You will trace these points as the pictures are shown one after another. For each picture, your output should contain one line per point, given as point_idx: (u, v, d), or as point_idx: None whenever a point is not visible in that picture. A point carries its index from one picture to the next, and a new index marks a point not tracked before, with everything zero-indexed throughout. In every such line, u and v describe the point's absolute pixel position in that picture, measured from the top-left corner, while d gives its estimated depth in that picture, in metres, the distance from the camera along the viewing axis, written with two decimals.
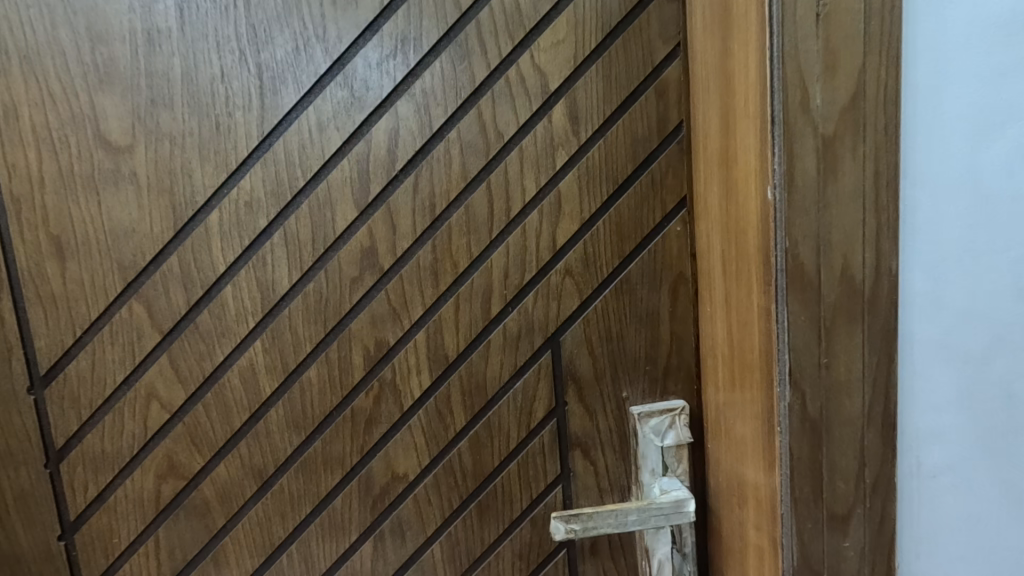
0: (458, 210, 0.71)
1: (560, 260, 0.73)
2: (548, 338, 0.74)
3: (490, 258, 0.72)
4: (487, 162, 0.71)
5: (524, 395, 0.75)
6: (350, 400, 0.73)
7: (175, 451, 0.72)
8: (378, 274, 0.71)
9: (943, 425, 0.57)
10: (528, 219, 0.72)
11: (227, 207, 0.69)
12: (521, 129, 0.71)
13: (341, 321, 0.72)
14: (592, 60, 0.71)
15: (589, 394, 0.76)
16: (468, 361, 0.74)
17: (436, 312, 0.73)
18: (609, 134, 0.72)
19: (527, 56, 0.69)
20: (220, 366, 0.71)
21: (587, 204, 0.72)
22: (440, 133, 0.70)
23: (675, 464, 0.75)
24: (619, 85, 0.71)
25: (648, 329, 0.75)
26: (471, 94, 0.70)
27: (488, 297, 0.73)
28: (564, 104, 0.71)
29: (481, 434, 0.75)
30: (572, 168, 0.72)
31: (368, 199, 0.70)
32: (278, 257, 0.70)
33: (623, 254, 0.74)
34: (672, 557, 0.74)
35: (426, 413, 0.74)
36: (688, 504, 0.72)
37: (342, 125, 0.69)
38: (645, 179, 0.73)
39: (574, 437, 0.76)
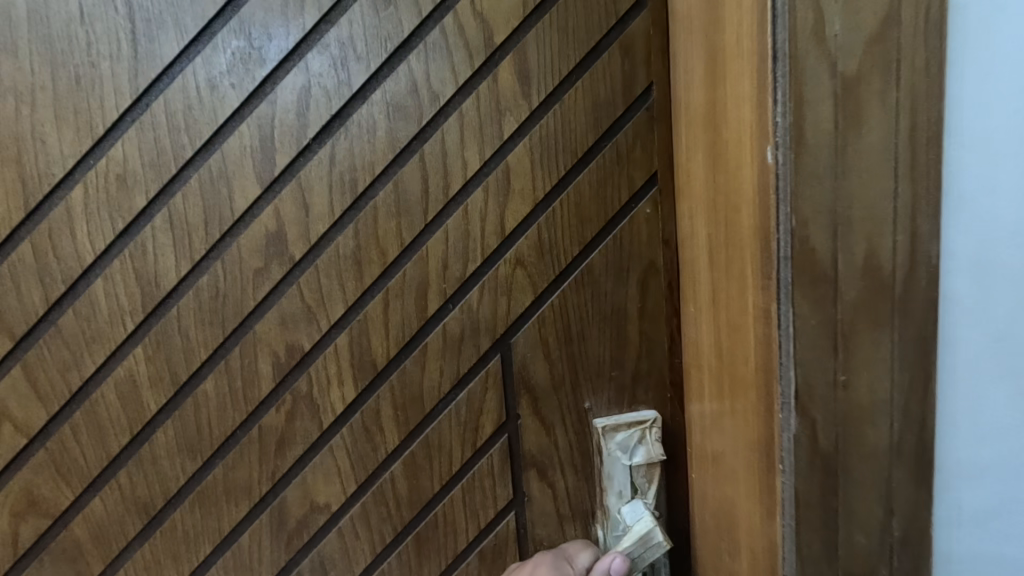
0: (385, 185, 0.58)
1: (509, 248, 0.59)
2: (497, 339, 0.61)
3: (426, 245, 0.59)
4: (420, 130, 0.57)
5: (469, 408, 0.61)
6: (258, 417, 0.60)
7: (36, 483, 0.58)
8: (288, 264, 0.58)
9: (995, 459, 0.44)
10: (470, 199, 0.58)
11: (94, 181, 0.55)
12: (461, 91, 0.57)
13: (245, 321, 0.59)
14: (549, 5, 0.57)
15: (546, 406, 0.62)
16: (400, 368, 0.60)
17: (360, 311, 0.59)
18: (566, 97, 0.58)
19: (466, 2, 0.56)
20: (91, 379, 0.58)
21: (541, 180, 0.58)
22: (362, 93, 0.56)
23: (646, 488, 0.61)
24: (577, 36, 0.57)
25: (614, 328, 0.61)
26: (399, 46, 0.56)
27: (423, 293, 0.59)
28: (513, 62, 0.57)
29: (417, 454, 0.62)
30: (520, 139, 0.58)
31: (273, 173, 0.57)
32: (162, 243, 0.56)
33: (585, 240, 0.60)
34: None
35: (351, 430, 0.61)
36: (657, 534, 0.59)
37: (238, 82, 0.55)
38: (609, 152, 0.59)
39: (529, 456, 0.63)
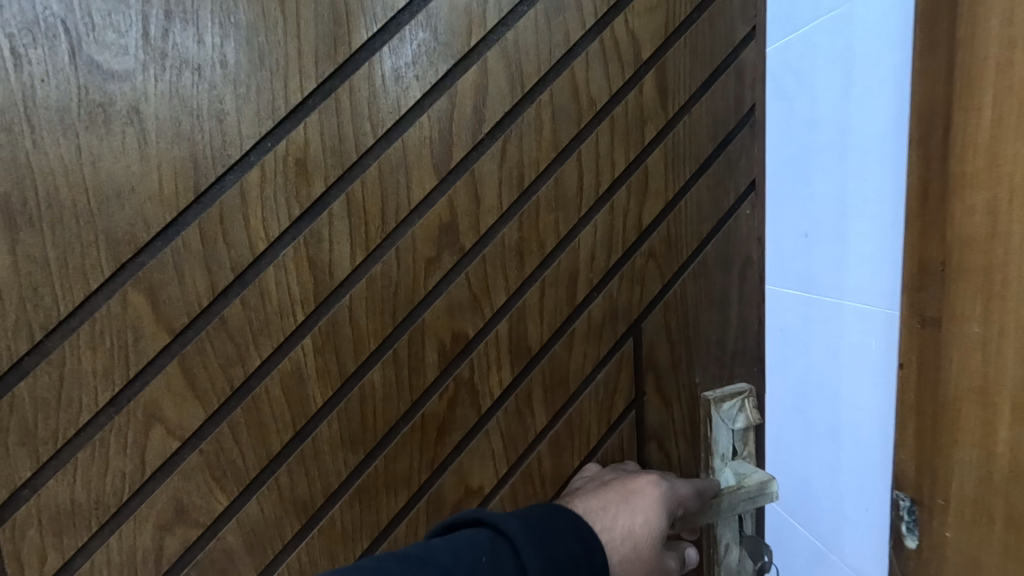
0: (548, 181, 0.63)
1: (644, 241, 0.69)
2: (631, 325, 0.70)
3: (578, 238, 0.65)
4: (579, 131, 0.64)
5: (606, 386, 0.69)
6: (420, 405, 0.61)
7: (187, 491, 0.53)
8: (458, 254, 0.60)
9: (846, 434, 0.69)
10: (615, 196, 0.67)
11: (272, 165, 0.53)
12: (612, 98, 0.65)
13: (414, 310, 0.60)
14: (679, 32, 0.67)
15: (665, 380, 0.72)
16: (552, 354, 0.66)
17: (520, 298, 0.64)
18: (692, 112, 0.69)
19: (621, 20, 0.64)
20: (255, 374, 0.55)
21: (672, 184, 0.69)
22: (531, 94, 0.62)
23: (742, 447, 0.76)
24: (704, 64, 0.68)
25: (718, 312, 0.74)
26: (564, 54, 0.62)
27: (574, 282, 0.66)
28: (654, 76, 0.66)
29: (561, 433, 0.68)
30: (657, 146, 0.68)
31: (450, 165, 0.59)
32: (338, 231, 0.56)
33: (701, 235, 0.71)
34: (736, 540, 0.75)
35: (506, 414, 0.65)
36: (773, 484, 0.72)
37: (423, 73, 0.57)
38: (720, 162, 0.71)
39: (651, 428, 0.73)
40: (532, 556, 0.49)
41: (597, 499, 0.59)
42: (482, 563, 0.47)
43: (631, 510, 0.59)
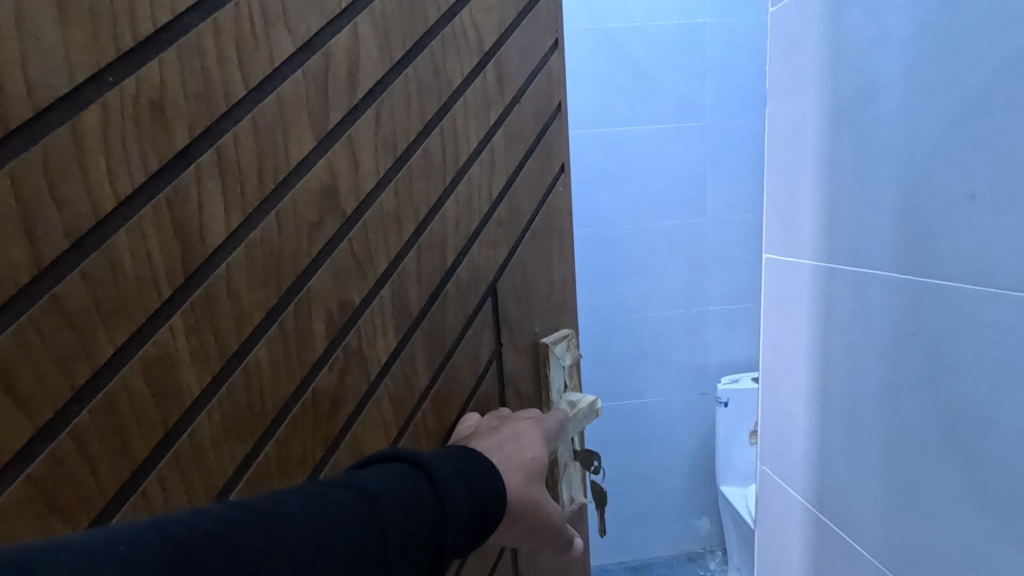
0: (417, 151, 0.67)
1: (495, 209, 0.78)
2: (489, 286, 0.79)
3: (445, 207, 0.71)
4: (440, 107, 0.69)
5: (474, 341, 0.77)
6: (310, 380, 0.58)
7: (10, 534, 0.40)
8: (340, 220, 0.59)
9: (875, 377, 0.86)
10: (471, 170, 0.74)
11: (117, 104, 0.43)
12: (464, 79, 0.72)
13: (299, 279, 0.56)
14: (511, 29, 0.78)
15: (515, 332, 0.84)
16: (430, 316, 0.70)
17: (400, 265, 0.66)
18: (523, 100, 0.81)
19: (467, 11, 0.72)
20: (107, 365, 0.43)
21: (511, 161, 0.80)
22: (399, 65, 0.64)
23: (569, 380, 0.93)
24: (530, 61, 0.81)
25: (545, 272, 0.88)
26: (423, 33, 0.67)
27: (444, 246, 0.71)
28: (494, 64, 0.76)
29: (441, 389, 0.73)
30: (499, 128, 0.78)
31: (328, 126, 0.57)
32: (210, 190, 0.48)
33: (534, 205, 0.85)
34: (570, 455, 0.91)
35: (394, 378, 0.66)
36: (596, 403, 0.91)
37: (295, 26, 0.54)
38: (541, 146, 0.85)
39: (507, 375, 0.84)
40: (445, 477, 0.53)
41: (492, 440, 0.68)
42: (399, 486, 0.50)
43: (522, 443, 0.69)
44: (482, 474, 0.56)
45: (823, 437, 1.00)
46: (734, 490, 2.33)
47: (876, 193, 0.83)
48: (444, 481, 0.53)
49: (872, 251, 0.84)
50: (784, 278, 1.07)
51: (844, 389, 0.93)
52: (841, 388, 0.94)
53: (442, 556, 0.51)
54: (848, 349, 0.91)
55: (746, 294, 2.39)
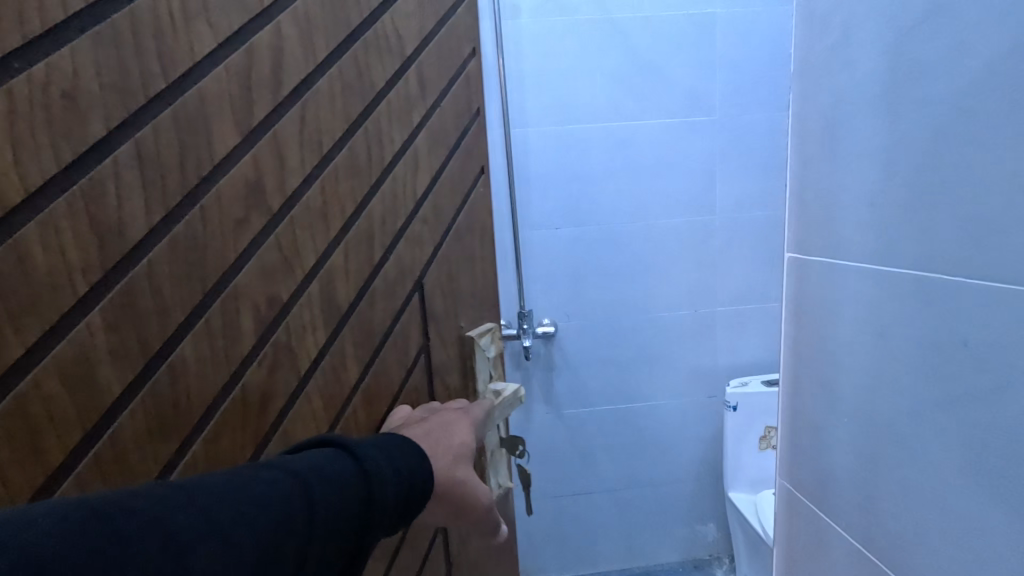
0: (342, 150, 0.68)
1: (419, 208, 0.82)
2: (416, 282, 0.82)
3: (371, 205, 0.73)
4: (364, 108, 0.71)
5: (402, 335, 0.80)
6: (238, 377, 0.57)
7: None
8: (267, 216, 0.59)
9: (885, 391, 0.78)
10: (396, 169, 0.77)
11: (25, 92, 0.41)
12: (387, 81, 0.75)
13: (224, 275, 0.56)
14: (430, 37, 0.83)
15: (442, 327, 0.88)
16: (358, 311, 0.72)
17: (327, 261, 0.67)
18: (442, 105, 0.86)
19: (389, 16, 0.74)
20: (17, 366, 0.41)
21: (433, 163, 0.84)
22: (323, 65, 0.65)
23: (495, 371, 0.99)
24: (448, 68, 0.87)
25: (469, 269, 0.94)
26: (347, 36, 0.68)
27: (370, 244, 0.73)
28: (415, 69, 0.80)
29: (371, 383, 0.75)
30: (421, 130, 0.81)
31: (252, 122, 0.57)
32: (129, 183, 0.47)
33: (456, 205, 0.90)
34: (497, 442, 0.96)
35: (323, 373, 0.67)
36: (521, 391, 0.97)
37: (217, 23, 0.54)
38: (462, 151, 0.91)
39: (435, 368, 0.87)
40: (374, 463, 0.55)
41: (422, 427, 0.71)
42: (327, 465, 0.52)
43: (451, 428, 0.73)
44: (400, 447, 0.60)
45: (824, 456, 0.92)
46: (744, 496, 2.12)
47: (883, 181, 0.74)
48: (363, 449, 0.56)
49: (888, 251, 0.74)
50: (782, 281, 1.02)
51: (844, 402, 0.87)
52: (841, 401, 0.88)
53: (361, 542, 0.52)
54: (854, 360, 0.83)
55: (773, 287, 2.18)
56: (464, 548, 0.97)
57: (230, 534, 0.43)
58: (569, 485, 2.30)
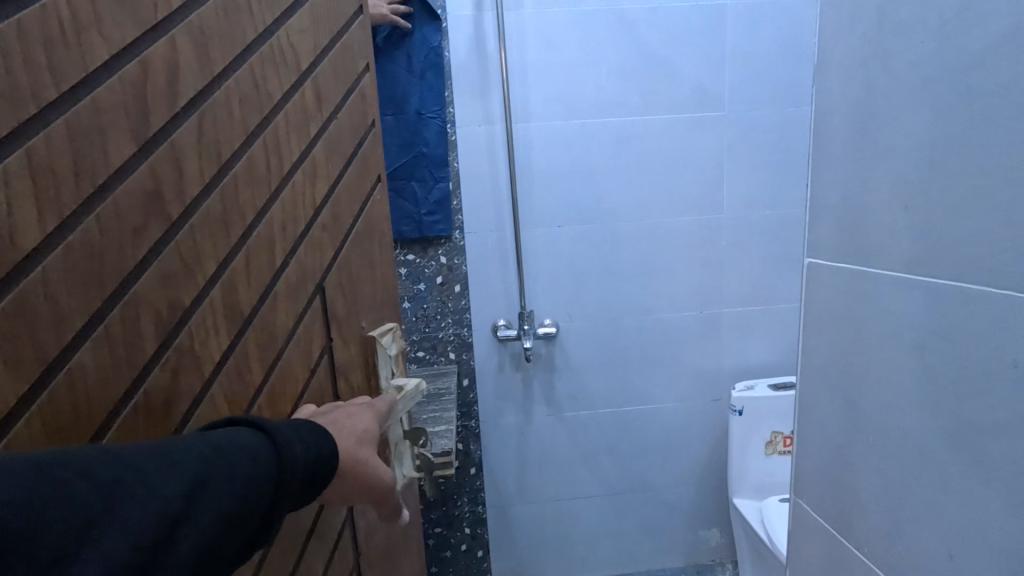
0: (241, 160, 0.71)
1: (317, 216, 0.88)
2: (316, 285, 0.88)
3: (271, 212, 0.76)
4: (261, 120, 0.74)
5: (305, 335, 0.85)
6: (140, 382, 0.57)
7: None
8: (167, 225, 0.59)
9: (906, 390, 0.96)
10: (294, 179, 0.81)
11: None
12: (283, 96, 0.79)
13: (124, 283, 0.55)
14: (321, 56, 0.90)
15: (343, 326, 0.96)
16: (260, 315, 0.75)
17: (227, 267, 0.69)
18: (336, 119, 0.94)
19: (282, 34, 0.79)
20: None
21: (328, 172, 0.91)
22: (219, 78, 0.67)
23: (396, 368, 1.11)
24: (341, 84, 0.96)
25: (367, 272, 1.06)
26: (243, 50, 0.71)
27: (271, 250, 0.76)
28: (310, 85, 0.85)
29: (276, 383, 0.78)
30: (316, 143, 0.87)
31: (149, 132, 0.57)
32: (19, 193, 0.45)
33: (354, 213, 1.01)
34: (401, 436, 1.02)
35: (227, 375, 0.69)
36: (421, 384, 1.04)
37: (110, 34, 0.53)
38: (358, 158, 1.02)
39: (338, 366, 0.94)
40: (285, 437, 0.64)
41: (326, 416, 0.78)
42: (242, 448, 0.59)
43: (358, 415, 0.80)
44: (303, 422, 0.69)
45: (860, 451, 1.09)
46: (747, 502, 3.09)
47: (906, 209, 0.92)
48: (279, 430, 0.64)
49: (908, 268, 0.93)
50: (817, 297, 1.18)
51: (875, 402, 1.04)
52: (871, 400, 1.05)
53: (274, 504, 0.62)
54: (881, 364, 1.01)
55: (760, 280, 3.14)
56: (369, 539, 1.03)
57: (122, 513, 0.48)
58: (536, 450, 3.16)
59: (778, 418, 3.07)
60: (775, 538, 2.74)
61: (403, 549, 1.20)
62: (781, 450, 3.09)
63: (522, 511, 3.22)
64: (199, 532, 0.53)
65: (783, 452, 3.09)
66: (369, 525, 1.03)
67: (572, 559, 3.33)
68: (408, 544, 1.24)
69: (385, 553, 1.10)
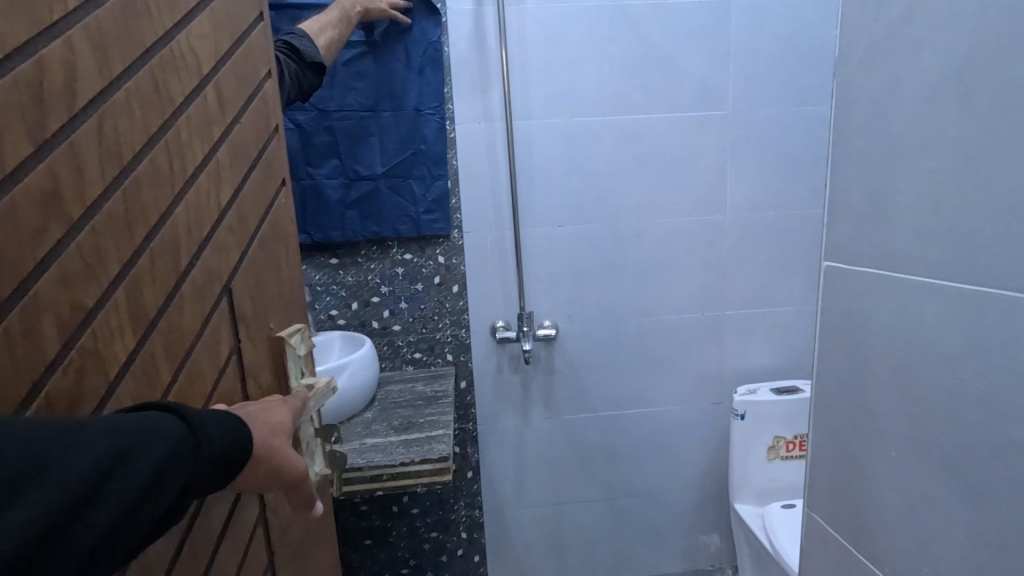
0: (144, 161, 0.69)
1: (224, 216, 0.88)
2: (224, 286, 0.88)
3: (176, 213, 0.75)
4: (164, 122, 0.74)
5: (214, 335, 0.85)
6: (41, 385, 0.55)
7: None
8: (68, 225, 0.58)
9: (931, 397, 0.93)
10: (198, 181, 0.81)
11: None
12: (185, 98, 0.79)
13: (23, 284, 0.53)
14: (225, 59, 0.91)
15: (250, 326, 0.96)
16: (167, 316, 0.73)
17: (133, 267, 0.67)
18: (240, 121, 0.95)
19: (184, 37, 0.78)
20: None
21: (234, 175, 0.91)
22: (120, 79, 0.66)
23: (306, 367, 1.13)
24: (244, 88, 0.97)
25: (274, 273, 1.06)
26: (143, 52, 0.70)
27: (176, 250, 0.76)
28: (213, 87, 0.86)
29: (183, 384, 0.76)
30: (221, 143, 0.88)
31: (45, 133, 0.55)
32: None
33: (260, 214, 1.01)
34: (311, 433, 1.07)
35: (133, 377, 0.66)
36: (333, 381, 1.09)
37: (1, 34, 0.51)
38: (263, 163, 1.03)
39: (246, 366, 0.95)
40: (203, 423, 0.64)
41: (242, 407, 0.77)
42: (156, 433, 0.59)
43: (270, 410, 0.81)
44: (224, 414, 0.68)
45: (879, 456, 1.06)
46: (748, 506, 3.04)
47: (926, 204, 0.91)
48: (198, 417, 0.64)
49: (935, 267, 0.90)
50: (834, 294, 1.15)
51: (894, 405, 1.01)
52: (891, 405, 1.02)
53: (184, 494, 0.61)
54: (903, 367, 0.98)
55: (760, 276, 3.08)
56: (283, 536, 1.03)
57: (31, 496, 0.49)
58: (533, 450, 3.14)
59: (777, 423, 3.01)
60: (777, 542, 2.70)
61: (319, 545, 1.21)
62: (782, 455, 3.03)
63: (517, 515, 3.20)
64: (108, 515, 0.54)
65: (785, 457, 3.04)
66: (284, 522, 1.03)
67: (570, 562, 3.31)
68: (325, 539, 1.25)
69: (299, 550, 1.10)
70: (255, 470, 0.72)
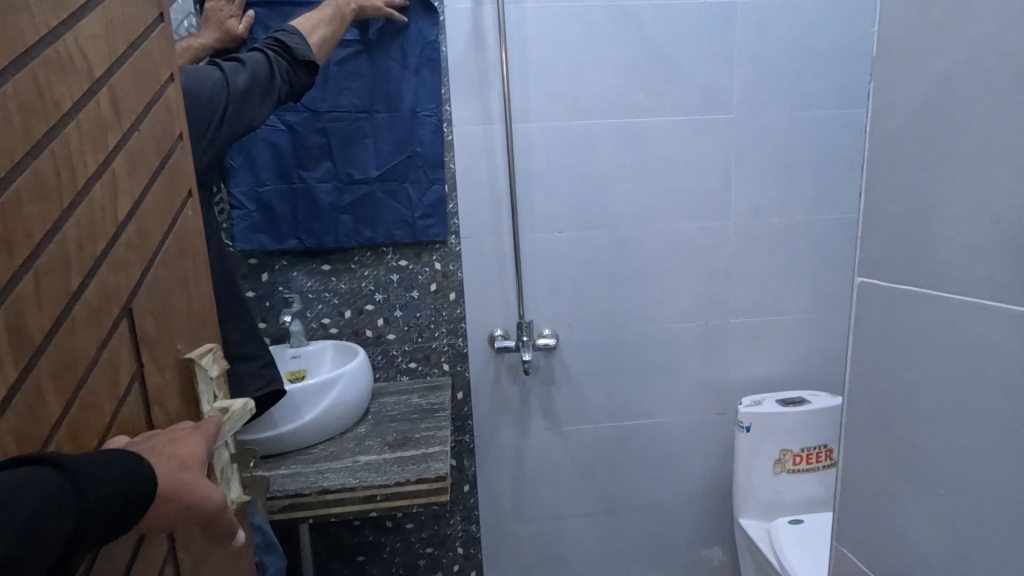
0: (24, 172, 0.62)
1: (124, 230, 0.80)
2: (123, 307, 0.80)
3: (65, 228, 0.67)
4: (48, 129, 0.66)
5: (111, 363, 0.77)
6: None
7: None
8: None
9: (991, 431, 0.83)
10: (92, 193, 0.73)
11: None
12: (76, 103, 0.71)
13: None
14: (121, 61, 0.82)
15: (155, 349, 0.88)
16: (57, 342, 0.66)
17: (11, 291, 0.59)
18: (141, 129, 0.86)
19: (72, 36, 0.70)
20: None
21: (134, 186, 0.83)
22: None
23: (219, 389, 1.05)
24: (145, 92, 0.88)
25: (182, 291, 0.97)
26: (22, 51, 0.62)
27: (67, 269, 0.68)
28: (107, 92, 0.77)
29: (77, 416, 0.69)
30: (119, 152, 0.79)
31: None
32: None
33: (165, 227, 0.92)
34: (226, 458, 1.02)
35: (17, 410, 0.60)
36: (249, 401, 1.04)
37: None
38: (167, 172, 0.94)
39: (151, 392, 0.87)
40: (83, 470, 0.62)
41: (141, 444, 0.74)
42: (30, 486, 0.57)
43: (176, 446, 0.77)
44: (116, 456, 0.67)
45: (921, 492, 0.96)
46: (754, 521, 2.91)
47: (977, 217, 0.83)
48: (79, 466, 0.62)
49: (994, 286, 0.81)
50: (868, 313, 1.04)
51: (941, 438, 0.91)
52: (937, 438, 0.92)
53: (65, 544, 0.60)
54: (954, 396, 0.88)
55: (765, 284, 2.97)
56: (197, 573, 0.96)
57: None
58: (530, 462, 3.03)
59: (782, 435, 2.89)
60: (786, 560, 2.59)
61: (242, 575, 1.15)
62: (789, 468, 2.91)
63: (514, 530, 3.09)
64: None
65: (792, 470, 2.91)
66: (196, 559, 0.95)
67: None
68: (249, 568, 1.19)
69: None
70: (164, 508, 0.72)
